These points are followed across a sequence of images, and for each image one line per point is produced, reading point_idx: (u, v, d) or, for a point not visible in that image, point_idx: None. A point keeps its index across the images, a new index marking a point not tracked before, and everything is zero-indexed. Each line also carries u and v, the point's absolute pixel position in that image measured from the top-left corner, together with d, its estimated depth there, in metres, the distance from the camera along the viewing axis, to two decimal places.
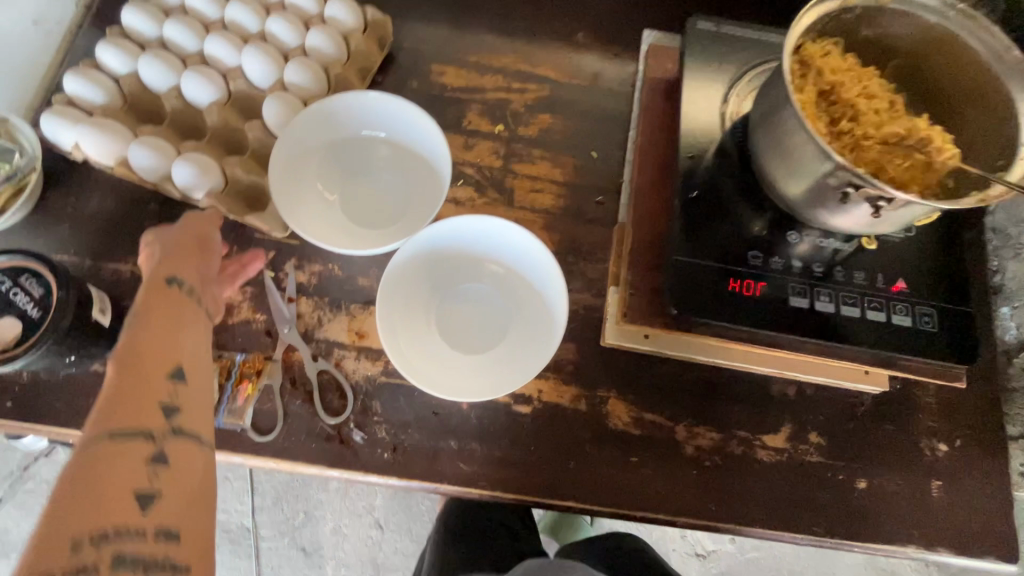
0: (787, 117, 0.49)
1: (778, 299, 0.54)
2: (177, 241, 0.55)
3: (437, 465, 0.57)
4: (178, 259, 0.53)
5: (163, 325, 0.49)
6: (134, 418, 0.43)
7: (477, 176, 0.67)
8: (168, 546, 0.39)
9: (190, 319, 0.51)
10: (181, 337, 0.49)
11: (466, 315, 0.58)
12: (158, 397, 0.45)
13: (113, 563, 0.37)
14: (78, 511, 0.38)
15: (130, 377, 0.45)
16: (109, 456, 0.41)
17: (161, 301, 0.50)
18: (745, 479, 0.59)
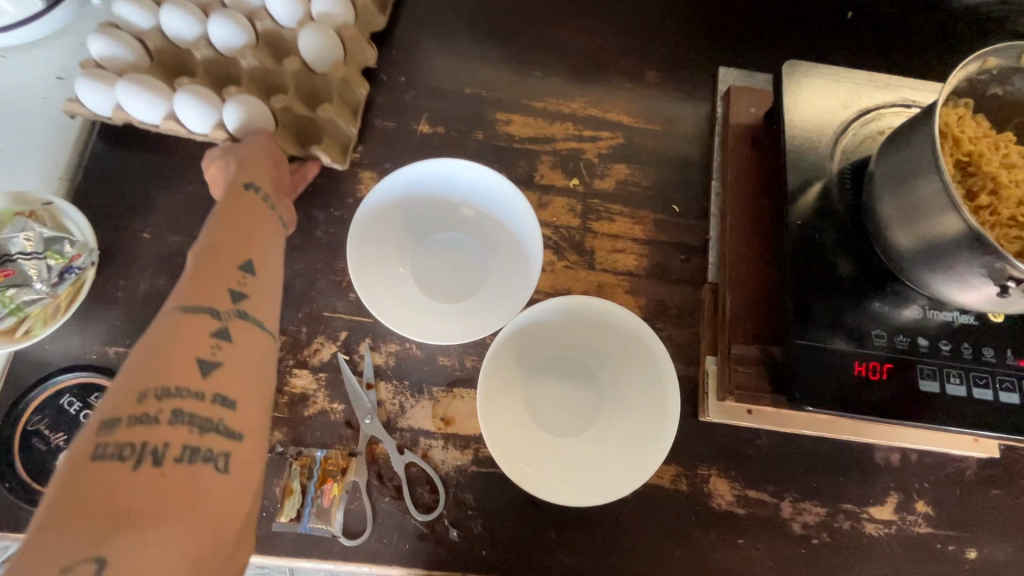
0: (930, 189, 0.45)
1: (908, 384, 0.50)
2: (247, 148, 0.55)
3: (537, 558, 0.54)
4: (252, 162, 0.54)
5: (242, 219, 0.50)
6: (205, 299, 0.43)
7: (555, 237, 0.63)
8: (222, 411, 0.38)
9: (262, 214, 0.52)
10: (257, 233, 0.50)
11: (563, 400, 0.57)
12: (233, 283, 0.45)
13: (172, 416, 0.36)
14: (153, 367, 0.37)
15: (205, 261, 0.45)
16: (176, 326, 0.40)
17: (239, 198, 0.51)
18: (854, 555, 0.57)
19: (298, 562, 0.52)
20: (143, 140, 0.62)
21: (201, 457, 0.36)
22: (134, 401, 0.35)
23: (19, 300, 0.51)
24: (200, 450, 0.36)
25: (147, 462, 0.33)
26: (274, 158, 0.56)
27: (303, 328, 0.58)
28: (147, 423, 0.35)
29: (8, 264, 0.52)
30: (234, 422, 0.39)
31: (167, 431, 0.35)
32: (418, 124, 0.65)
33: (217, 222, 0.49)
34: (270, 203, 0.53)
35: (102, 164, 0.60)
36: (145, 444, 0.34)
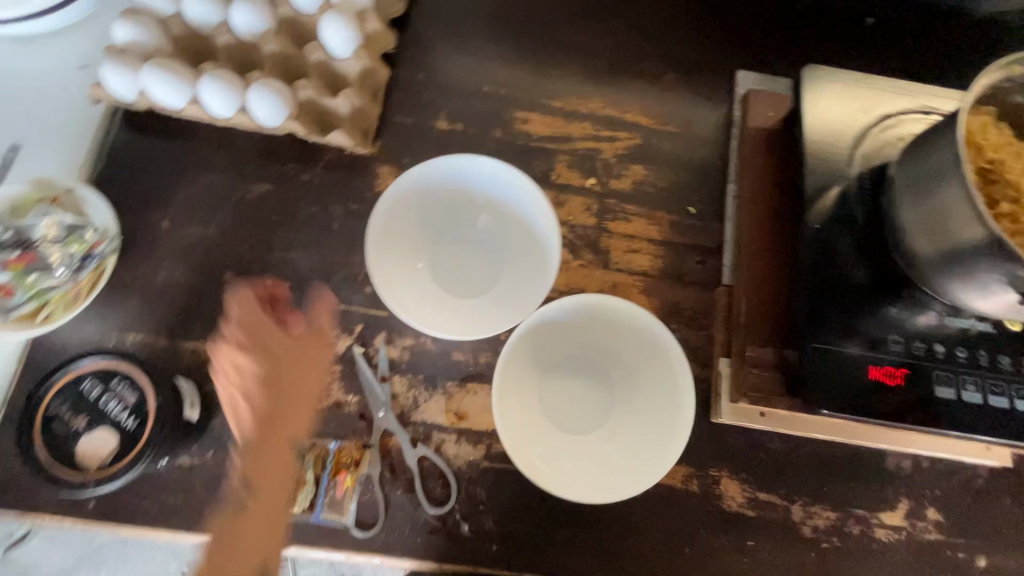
0: (954, 195, 0.46)
1: (923, 389, 0.50)
2: (283, 369, 0.53)
3: (548, 555, 0.54)
4: (288, 387, 0.53)
5: (273, 432, 0.51)
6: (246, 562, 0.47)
7: (571, 236, 0.63)
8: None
9: (294, 436, 0.52)
10: (288, 427, 0.52)
11: (571, 390, 0.57)
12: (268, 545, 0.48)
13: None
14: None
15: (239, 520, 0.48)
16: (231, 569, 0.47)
17: (280, 413, 0.52)
18: (864, 560, 0.57)
19: (310, 552, 0.53)
20: (164, 129, 0.62)
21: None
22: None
23: (41, 285, 0.51)
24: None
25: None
26: (306, 401, 0.54)
27: None
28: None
29: (30, 250, 0.51)
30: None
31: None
32: (436, 120, 0.66)
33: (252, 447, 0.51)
34: (308, 408, 0.54)
35: (124, 152, 0.61)
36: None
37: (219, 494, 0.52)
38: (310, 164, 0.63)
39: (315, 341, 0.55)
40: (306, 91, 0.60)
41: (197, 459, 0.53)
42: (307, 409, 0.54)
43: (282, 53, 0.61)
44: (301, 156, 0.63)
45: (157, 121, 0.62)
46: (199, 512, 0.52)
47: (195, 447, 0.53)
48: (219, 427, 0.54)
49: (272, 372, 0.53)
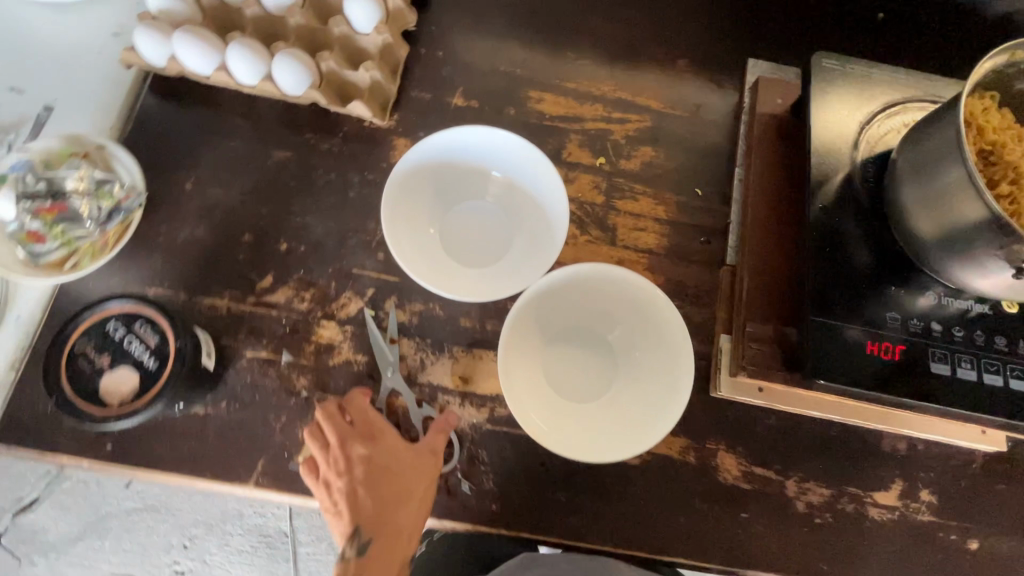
0: (952, 175, 0.47)
1: (918, 365, 0.52)
2: (391, 486, 0.53)
3: (546, 517, 0.56)
4: (388, 525, 0.53)
5: (401, 510, 0.53)
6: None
7: (579, 212, 0.65)
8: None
9: (404, 495, 0.53)
10: (400, 514, 0.53)
11: (578, 369, 0.58)
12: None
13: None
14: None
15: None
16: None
17: (391, 476, 0.53)
18: (855, 537, 0.58)
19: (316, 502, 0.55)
20: (190, 96, 0.65)
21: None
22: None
23: (71, 234, 0.53)
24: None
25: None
26: (422, 493, 0.53)
27: (332, 282, 0.60)
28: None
29: (62, 201, 0.54)
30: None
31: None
32: (452, 96, 0.68)
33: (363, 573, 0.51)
34: (419, 469, 0.53)
35: (151, 115, 0.63)
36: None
37: (231, 442, 0.55)
38: (329, 134, 0.65)
39: (417, 461, 0.54)
40: (329, 62, 0.62)
41: (211, 408, 0.55)
42: (406, 537, 0.53)
43: (306, 26, 0.64)
44: (321, 126, 0.65)
45: (183, 88, 0.65)
46: (210, 459, 0.54)
47: (210, 397, 0.55)
48: (233, 379, 0.57)
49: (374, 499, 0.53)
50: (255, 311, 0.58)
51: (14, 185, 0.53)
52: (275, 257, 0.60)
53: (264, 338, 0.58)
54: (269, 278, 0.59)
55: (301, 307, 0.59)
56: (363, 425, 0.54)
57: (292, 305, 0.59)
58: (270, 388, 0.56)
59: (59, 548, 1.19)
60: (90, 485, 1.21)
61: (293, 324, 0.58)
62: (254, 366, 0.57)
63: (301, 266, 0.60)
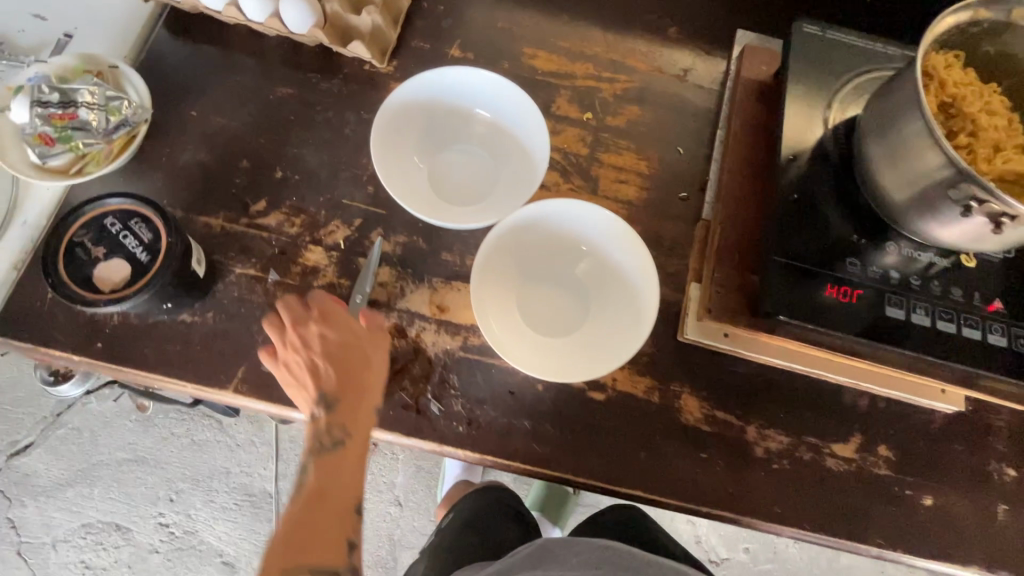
0: (911, 124, 0.49)
1: (874, 309, 0.54)
2: (350, 362, 0.54)
3: (511, 443, 0.58)
4: (353, 393, 0.54)
5: (362, 383, 0.54)
6: (321, 550, 0.48)
7: (563, 162, 0.67)
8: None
9: (364, 370, 0.55)
10: (363, 390, 0.54)
11: (550, 298, 0.61)
12: (341, 533, 0.50)
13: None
14: (290, 548, 0.47)
15: (323, 502, 0.51)
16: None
17: (348, 353, 0.54)
18: (811, 485, 0.60)
19: (291, 411, 0.57)
20: (201, 32, 0.68)
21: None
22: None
23: (78, 141, 0.57)
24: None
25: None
26: (381, 364, 0.55)
27: (322, 211, 0.63)
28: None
29: (72, 109, 0.57)
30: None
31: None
32: (450, 48, 0.71)
33: (334, 425, 0.53)
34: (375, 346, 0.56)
35: (163, 47, 0.67)
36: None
37: (214, 351, 0.57)
38: (329, 75, 0.68)
39: (369, 341, 0.55)
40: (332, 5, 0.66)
41: (198, 317, 0.58)
42: (370, 404, 0.55)
43: None
44: (322, 67, 0.68)
45: (195, 24, 0.68)
46: (193, 363, 0.57)
47: (198, 306, 0.58)
48: (221, 292, 0.59)
49: (333, 372, 0.53)
50: (247, 232, 0.61)
51: (29, 92, 0.57)
52: (270, 184, 0.63)
53: (254, 257, 0.61)
54: (263, 202, 0.63)
55: (291, 231, 0.62)
56: (317, 310, 0.55)
57: (282, 228, 0.62)
58: (256, 303, 0.59)
59: (48, 492, 1.22)
60: (85, 432, 1.24)
61: (281, 246, 0.61)
62: (242, 282, 0.60)
63: (294, 194, 0.63)
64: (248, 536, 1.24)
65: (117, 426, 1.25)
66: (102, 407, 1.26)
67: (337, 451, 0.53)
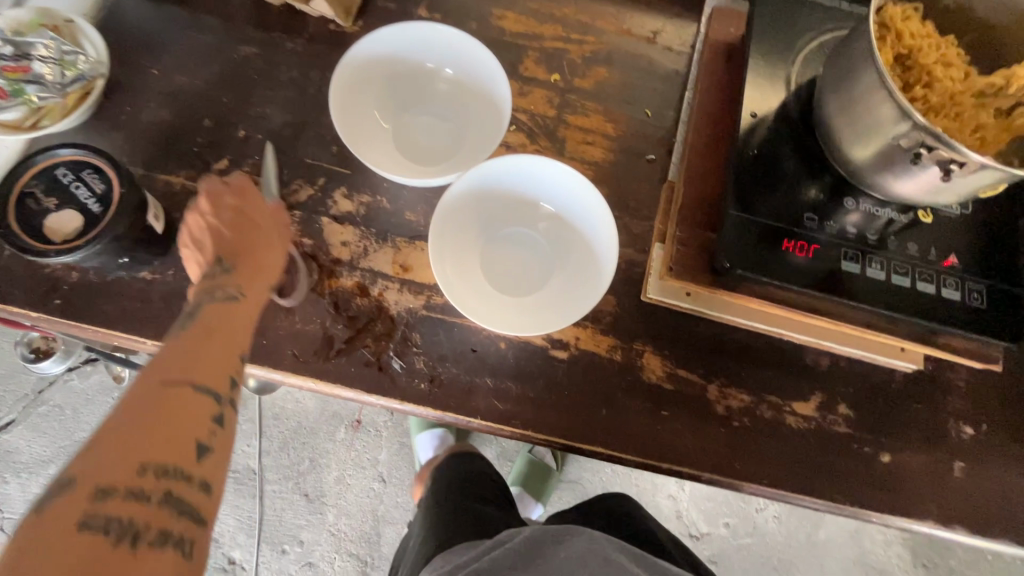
0: (865, 72, 0.48)
1: (831, 264, 0.54)
2: (248, 235, 0.55)
3: (472, 399, 0.58)
4: (248, 265, 0.53)
5: (254, 256, 0.54)
6: (205, 374, 0.42)
7: (530, 123, 0.67)
8: (199, 497, 0.37)
9: (263, 247, 0.55)
10: (256, 262, 0.54)
11: (513, 256, 0.61)
12: (226, 368, 0.45)
13: (162, 497, 0.35)
14: (169, 365, 0.41)
15: (212, 337, 0.45)
16: (184, 393, 0.40)
17: (249, 227, 0.55)
18: (771, 443, 0.60)
19: (251, 368, 0.57)
20: None
21: (171, 543, 0.35)
22: (120, 473, 0.34)
23: (31, 95, 0.56)
24: (171, 538, 0.35)
25: (124, 543, 0.33)
26: (276, 248, 0.55)
27: (285, 170, 0.62)
28: (140, 500, 0.34)
29: (25, 62, 0.56)
30: (207, 509, 0.38)
31: (136, 455, 0.35)
32: (417, 8, 0.70)
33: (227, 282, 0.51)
34: (275, 233, 0.56)
35: (124, 5, 0.66)
36: (128, 519, 0.33)
37: (175, 308, 0.57)
38: (294, 34, 0.67)
39: (272, 227, 0.56)
40: None
41: (159, 274, 0.58)
42: (263, 280, 0.54)
43: None
44: (286, 26, 0.67)
45: None
46: (153, 320, 0.57)
47: (158, 263, 0.58)
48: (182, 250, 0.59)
49: (229, 239, 0.54)
50: None
51: None
52: (233, 142, 0.63)
53: None
54: (224, 161, 0.62)
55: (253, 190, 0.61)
56: (236, 189, 0.57)
57: None
58: None
59: (30, 469, 1.21)
60: (66, 409, 1.24)
61: None
62: None
63: (257, 153, 0.63)
64: (232, 511, 1.28)
65: (99, 402, 1.25)
66: (84, 384, 1.25)
67: (229, 301, 0.49)
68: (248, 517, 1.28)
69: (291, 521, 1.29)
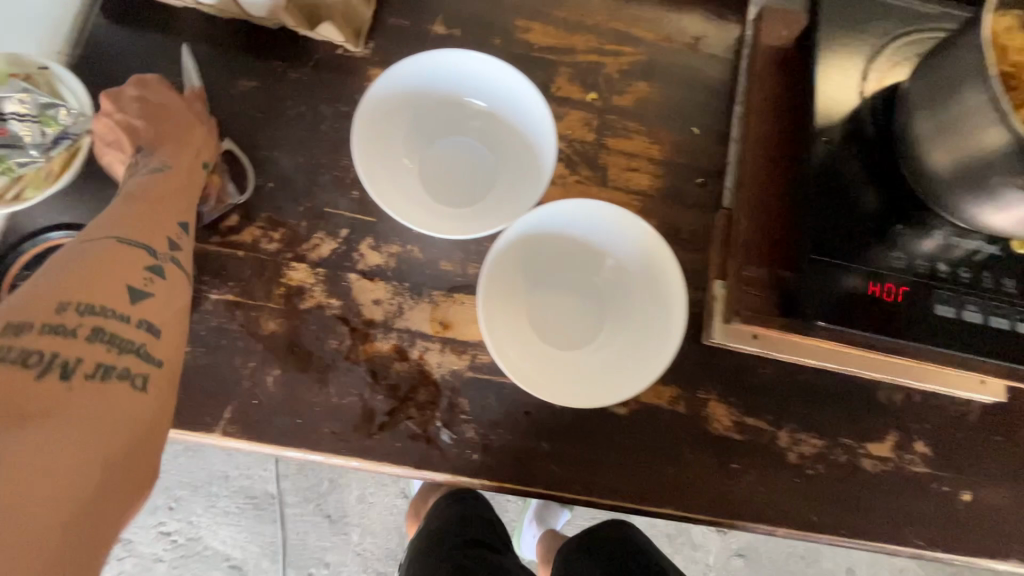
0: (974, 101, 0.42)
1: (922, 307, 0.50)
2: (165, 119, 0.53)
3: (530, 467, 0.54)
4: (171, 146, 0.52)
5: (175, 138, 0.52)
6: (144, 231, 0.45)
7: (568, 151, 0.61)
8: (144, 336, 0.40)
9: (183, 129, 0.53)
10: (182, 146, 0.53)
11: (563, 306, 0.56)
12: (170, 221, 0.48)
13: (91, 333, 0.38)
14: (102, 222, 0.45)
15: (138, 201, 0.47)
16: (110, 246, 0.42)
17: (166, 112, 0.54)
18: (848, 490, 0.57)
19: (287, 450, 0.52)
20: (145, 19, 0.59)
21: (116, 374, 0.38)
22: (44, 311, 0.37)
23: (11, 161, 0.51)
24: (115, 368, 0.38)
25: (54, 373, 0.35)
26: (196, 126, 0.54)
27: (303, 222, 0.56)
28: (67, 337, 0.36)
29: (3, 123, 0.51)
30: (154, 349, 0.41)
31: (62, 294, 0.38)
32: (432, 24, 0.62)
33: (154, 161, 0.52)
34: (192, 113, 0.54)
35: (102, 40, 0.58)
36: (51, 354, 0.35)
37: (197, 389, 0.52)
38: (298, 63, 0.59)
39: (186, 108, 0.54)
40: None
41: None
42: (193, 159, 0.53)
43: None
44: (288, 54, 0.59)
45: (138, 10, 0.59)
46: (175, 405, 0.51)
47: None
48: (197, 323, 0.53)
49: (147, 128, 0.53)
50: (221, 251, 0.55)
51: None
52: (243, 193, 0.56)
53: (231, 280, 0.54)
54: (234, 217, 0.55)
55: (270, 247, 0.55)
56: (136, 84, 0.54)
57: (260, 245, 0.55)
58: (238, 331, 0.53)
59: None
60: None
61: (260, 266, 0.55)
62: (220, 309, 0.54)
63: (270, 205, 0.56)
64: (253, 538, 1.17)
65: None
66: None
67: (160, 175, 0.51)
68: (269, 543, 1.18)
69: (314, 544, 1.19)
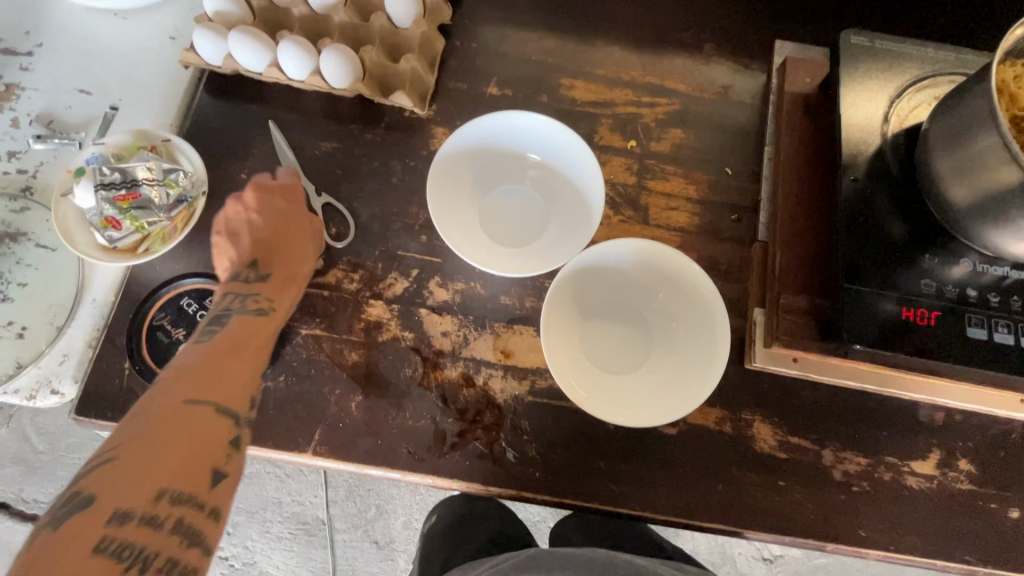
0: (986, 142, 0.46)
1: (954, 330, 0.54)
2: (280, 241, 0.61)
3: (587, 485, 0.58)
4: (277, 270, 0.60)
5: (285, 262, 0.60)
6: (226, 394, 0.48)
7: (612, 193, 0.67)
8: (209, 525, 0.41)
9: (294, 253, 0.61)
10: (288, 268, 0.60)
11: (611, 334, 0.62)
12: (245, 383, 0.50)
13: (175, 524, 0.38)
14: (192, 385, 0.47)
15: (232, 356, 0.51)
16: (205, 415, 0.45)
17: (282, 236, 0.61)
18: (893, 505, 0.59)
19: (369, 468, 0.58)
20: (242, 92, 0.68)
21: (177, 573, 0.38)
22: (138, 498, 0.38)
23: (143, 221, 0.61)
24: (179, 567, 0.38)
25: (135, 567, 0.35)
26: (303, 249, 0.61)
27: (379, 263, 0.63)
28: (154, 528, 0.37)
29: (135, 189, 0.61)
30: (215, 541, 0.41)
31: (158, 480, 0.39)
32: (487, 86, 0.70)
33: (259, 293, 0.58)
34: (306, 239, 0.61)
35: (206, 111, 0.68)
36: (140, 547, 0.36)
37: (290, 413, 0.59)
38: (371, 125, 0.68)
39: (304, 228, 0.61)
40: (370, 56, 0.66)
41: (271, 382, 0.59)
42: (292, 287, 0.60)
43: (349, 24, 0.67)
44: (363, 118, 0.68)
45: (237, 85, 0.69)
46: (270, 427, 0.58)
47: (269, 371, 0.59)
48: (289, 354, 0.61)
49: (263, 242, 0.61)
50: (308, 291, 0.62)
51: (90, 176, 0.60)
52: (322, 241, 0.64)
53: (318, 317, 0.62)
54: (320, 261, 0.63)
55: (351, 287, 0.62)
56: (269, 191, 0.62)
57: (342, 285, 0.63)
58: (325, 362, 0.60)
59: None
60: None
61: (342, 303, 0.62)
62: (308, 343, 0.61)
63: (349, 250, 0.64)
64: (304, 564, 1.21)
65: None
66: None
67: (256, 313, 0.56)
68: (320, 568, 1.21)
69: (363, 569, 1.22)
